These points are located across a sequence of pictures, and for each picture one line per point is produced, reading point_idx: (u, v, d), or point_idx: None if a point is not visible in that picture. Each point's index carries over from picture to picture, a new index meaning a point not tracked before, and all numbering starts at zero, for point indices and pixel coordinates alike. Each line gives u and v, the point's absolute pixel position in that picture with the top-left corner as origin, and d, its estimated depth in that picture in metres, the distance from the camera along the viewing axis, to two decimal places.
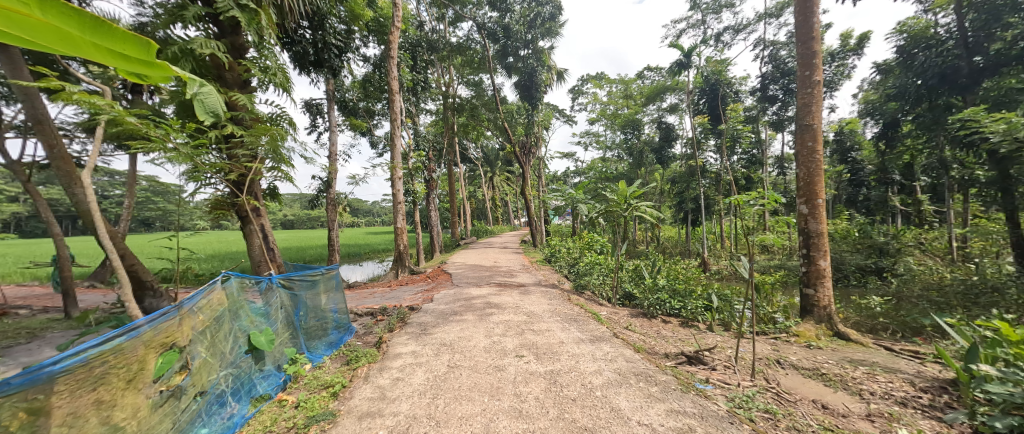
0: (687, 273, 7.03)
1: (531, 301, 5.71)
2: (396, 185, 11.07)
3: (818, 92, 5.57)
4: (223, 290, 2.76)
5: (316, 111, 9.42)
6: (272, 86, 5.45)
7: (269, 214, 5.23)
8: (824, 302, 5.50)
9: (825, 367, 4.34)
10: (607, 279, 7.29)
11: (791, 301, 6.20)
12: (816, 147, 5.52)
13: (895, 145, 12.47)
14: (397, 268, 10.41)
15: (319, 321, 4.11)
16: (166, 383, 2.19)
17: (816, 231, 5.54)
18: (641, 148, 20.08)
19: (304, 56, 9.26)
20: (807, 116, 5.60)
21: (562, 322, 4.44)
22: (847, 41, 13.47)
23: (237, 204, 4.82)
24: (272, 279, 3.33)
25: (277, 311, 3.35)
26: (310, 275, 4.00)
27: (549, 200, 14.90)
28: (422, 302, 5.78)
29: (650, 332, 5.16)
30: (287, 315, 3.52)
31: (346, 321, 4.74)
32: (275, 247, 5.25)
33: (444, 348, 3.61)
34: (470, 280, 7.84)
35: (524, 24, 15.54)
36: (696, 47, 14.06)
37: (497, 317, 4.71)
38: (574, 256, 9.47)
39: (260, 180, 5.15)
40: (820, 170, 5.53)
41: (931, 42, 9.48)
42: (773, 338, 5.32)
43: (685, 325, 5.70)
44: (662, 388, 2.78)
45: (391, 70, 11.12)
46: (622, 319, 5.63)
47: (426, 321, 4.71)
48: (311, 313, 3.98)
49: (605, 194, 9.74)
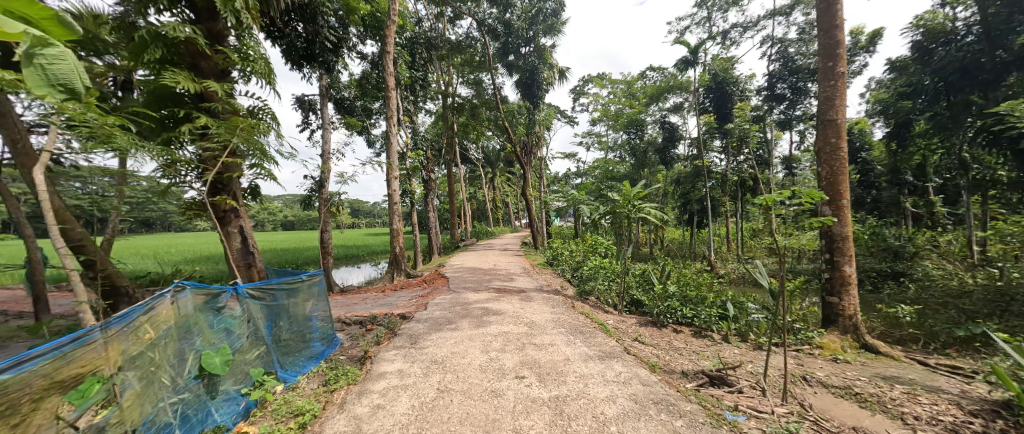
0: (699, 278, 6.62)
1: (532, 308, 5.32)
2: (393, 184, 10.70)
3: (842, 84, 5.15)
4: (171, 305, 2.40)
5: (309, 107, 9.05)
6: (254, 78, 5.06)
7: (249, 214, 4.82)
8: (850, 312, 5.08)
9: (858, 386, 3.91)
10: (612, 283, 6.90)
11: (811, 310, 5.78)
12: (841, 144, 5.11)
13: (907, 145, 12.09)
14: (393, 271, 10.02)
15: (298, 332, 3.71)
16: (73, 425, 1.83)
17: (841, 235, 5.12)
18: (644, 148, 19.75)
19: (294, 50, 8.90)
20: (831, 111, 5.18)
21: (567, 334, 4.03)
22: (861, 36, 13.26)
23: (214, 204, 4.44)
24: (239, 289, 2.94)
25: (243, 326, 2.96)
26: (289, 282, 3.59)
27: (550, 201, 14.51)
28: (416, 309, 5.36)
29: (662, 344, 4.74)
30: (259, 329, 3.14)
31: (331, 330, 4.34)
32: (255, 251, 4.86)
33: (434, 366, 3.20)
34: (469, 285, 7.45)
35: (524, 21, 15.29)
36: (702, 44, 13.69)
37: (495, 327, 4.30)
38: (577, 260, 9.06)
39: (239, 177, 4.76)
40: (844, 169, 5.10)
41: (951, 37, 9.15)
42: (795, 351, 4.91)
43: (698, 335, 5.31)
44: (688, 422, 2.37)
45: (387, 66, 10.75)
46: (631, 329, 5.22)
47: (417, 331, 4.30)
48: (289, 324, 3.58)
49: (609, 195, 9.37)
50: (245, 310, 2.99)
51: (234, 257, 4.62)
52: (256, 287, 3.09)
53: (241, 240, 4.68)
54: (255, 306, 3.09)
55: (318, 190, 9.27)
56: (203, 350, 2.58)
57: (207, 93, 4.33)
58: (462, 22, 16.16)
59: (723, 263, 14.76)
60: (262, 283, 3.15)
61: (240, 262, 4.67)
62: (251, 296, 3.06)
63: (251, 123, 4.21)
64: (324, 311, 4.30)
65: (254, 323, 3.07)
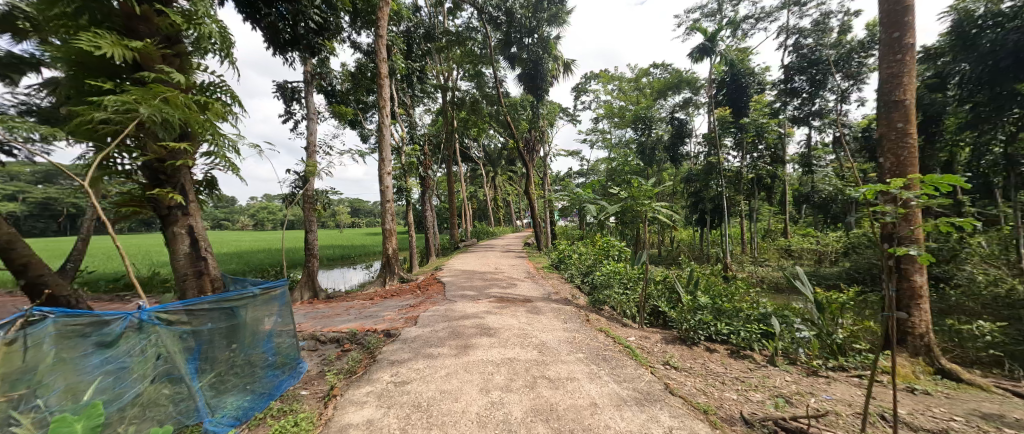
0: (729, 285, 5.81)
1: (541, 323, 4.53)
2: (386, 180, 9.86)
3: (912, 58, 4.31)
4: (7, 347, 1.75)
5: (291, 94, 8.22)
6: (212, 51, 4.26)
7: (201, 212, 3.96)
8: (921, 330, 4.26)
9: (959, 430, 3.04)
10: (629, 291, 6.08)
11: (866, 325, 4.95)
12: (910, 130, 4.28)
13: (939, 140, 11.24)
14: (386, 275, 9.23)
15: (247, 362, 3.01)
16: None
17: (910, 238, 4.30)
18: (652, 145, 18.97)
19: (277, 33, 8.14)
20: (898, 90, 4.35)
21: (587, 362, 3.23)
22: (871, 30, 13.68)
23: (155, 199, 3.67)
24: (141, 315, 2.28)
25: (142, 367, 2.29)
26: (233, 299, 2.91)
27: (555, 200, 13.67)
28: (404, 323, 4.55)
29: (700, 370, 3.92)
30: (174, 366, 2.47)
31: (296, 353, 3.63)
32: (209, 255, 4.04)
33: (416, 416, 2.39)
34: (466, 292, 6.63)
35: (529, 9, 14.49)
36: (720, 31, 12.85)
37: (497, 351, 3.48)
38: (586, 264, 8.22)
39: (190, 167, 3.93)
40: (914, 158, 4.28)
41: (999, 19, 8.10)
42: (857, 376, 4.09)
43: (736, 356, 4.51)
44: None
45: (380, 52, 9.88)
46: (659, 350, 4.40)
47: (402, 356, 3.48)
48: (232, 352, 2.90)
49: (621, 192, 8.55)
50: (148, 343, 2.33)
51: (180, 264, 3.81)
52: (168, 310, 2.42)
53: (190, 242, 3.86)
54: (165, 335, 2.42)
55: (302, 185, 8.44)
56: (61, 411, 1.91)
57: (142, 59, 3.60)
58: (462, 12, 15.38)
59: (739, 266, 13.95)
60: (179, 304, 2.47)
61: (188, 269, 3.83)
62: (161, 323, 2.40)
63: (181, 92, 3.46)
64: (289, 330, 3.59)
65: (163, 359, 2.40)
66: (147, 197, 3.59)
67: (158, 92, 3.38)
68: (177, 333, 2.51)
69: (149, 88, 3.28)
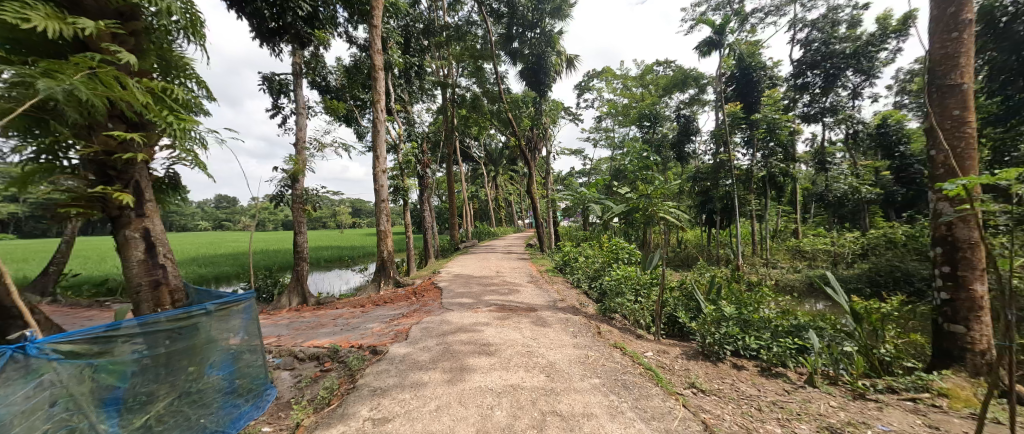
0: (753, 292, 5.30)
1: (547, 337, 4.04)
2: (381, 179, 9.36)
3: (970, 36, 3.78)
4: None
5: (278, 88, 7.72)
6: (178, 33, 3.78)
7: (158, 213, 3.47)
8: (982, 345, 3.73)
9: None
10: (642, 299, 5.55)
11: (912, 339, 4.41)
12: (969, 118, 3.77)
13: None
14: (380, 279, 8.76)
15: (189, 395, 2.70)
16: None
17: (969, 241, 3.77)
18: (659, 143, 18.37)
19: (261, 21, 7.65)
20: (953, 73, 3.83)
21: (605, 393, 2.71)
22: (887, 22, 13.11)
23: (102, 200, 3.21)
24: (29, 350, 2.00)
25: (28, 417, 1.99)
26: (168, 323, 2.59)
27: (560, 199, 13.15)
28: (392, 339, 4.06)
29: (732, 395, 3.39)
30: (75, 411, 2.17)
31: (261, 375, 3.32)
32: (169, 262, 3.54)
33: None
34: (464, 299, 6.14)
35: (531, 2, 13.91)
36: (730, 23, 12.30)
37: (497, 375, 2.98)
38: (593, 268, 7.70)
39: (146, 163, 3.45)
40: (972, 151, 3.76)
41: None
42: (911, 400, 3.53)
43: (768, 374, 4.01)
44: None
45: (374, 43, 9.37)
46: (681, 368, 3.88)
47: (386, 381, 2.99)
48: (167, 386, 2.59)
49: (628, 191, 8.08)
50: (40, 384, 2.05)
51: (133, 273, 3.31)
52: (69, 341, 2.14)
53: (146, 248, 3.36)
54: (64, 372, 2.13)
55: (290, 183, 7.96)
56: None
57: (85, 38, 3.12)
58: (462, 6, 14.85)
59: (749, 267, 13.43)
60: (88, 331, 2.19)
61: (143, 279, 3.33)
62: (60, 357, 2.12)
63: (115, 69, 2.87)
64: (253, 350, 3.29)
65: (59, 404, 2.12)
66: (91, 196, 3.11)
67: (87, 67, 2.81)
68: (86, 368, 2.23)
69: (72, 63, 2.75)
